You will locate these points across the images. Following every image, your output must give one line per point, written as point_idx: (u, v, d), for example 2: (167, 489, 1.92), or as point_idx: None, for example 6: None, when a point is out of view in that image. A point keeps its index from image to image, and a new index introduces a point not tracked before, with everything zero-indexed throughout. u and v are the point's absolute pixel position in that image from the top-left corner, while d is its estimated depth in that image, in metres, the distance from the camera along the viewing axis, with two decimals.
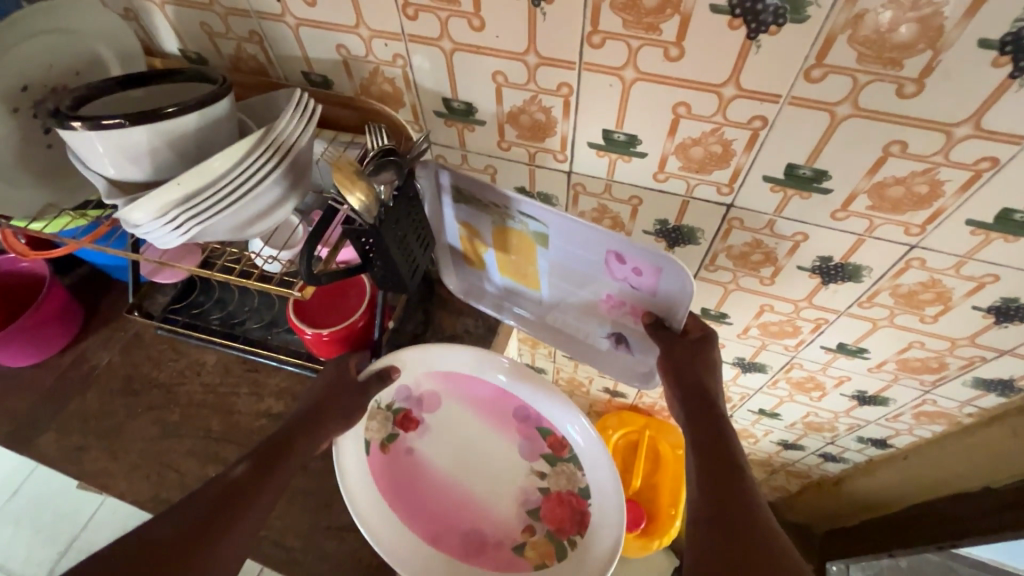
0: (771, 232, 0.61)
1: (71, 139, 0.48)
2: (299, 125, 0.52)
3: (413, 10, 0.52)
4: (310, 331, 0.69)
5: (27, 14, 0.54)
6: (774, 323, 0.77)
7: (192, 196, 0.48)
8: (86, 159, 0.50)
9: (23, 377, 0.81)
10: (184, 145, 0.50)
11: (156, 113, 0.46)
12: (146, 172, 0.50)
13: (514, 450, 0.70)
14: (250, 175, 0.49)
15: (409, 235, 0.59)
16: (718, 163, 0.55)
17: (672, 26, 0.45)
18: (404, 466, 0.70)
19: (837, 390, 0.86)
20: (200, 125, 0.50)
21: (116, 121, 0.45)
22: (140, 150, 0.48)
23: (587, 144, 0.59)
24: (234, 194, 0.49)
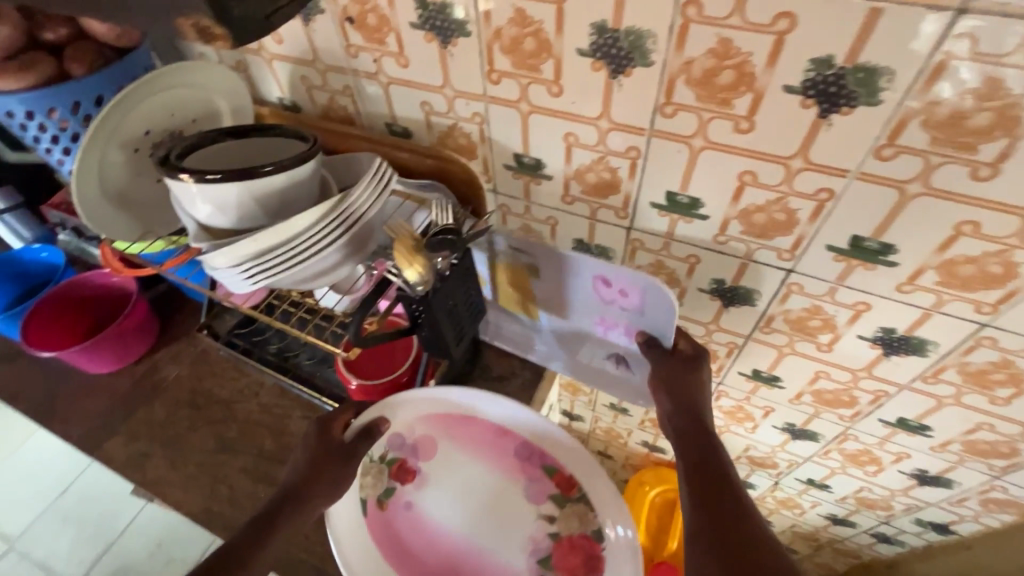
0: (831, 300, 0.61)
1: (175, 186, 0.54)
2: (374, 193, 0.56)
3: (497, 75, 0.57)
4: (355, 381, 0.70)
5: (166, 71, 0.62)
6: (829, 390, 0.74)
7: (264, 252, 0.52)
8: (183, 203, 0.55)
9: (101, 383, 0.87)
10: (269, 201, 0.54)
11: (250, 172, 0.51)
12: (232, 222, 0.55)
13: (518, 491, 0.69)
14: (321, 238, 0.52)
15: (459, 302, 0.61)
16: (781, 230, 0.56)
17: (744, 102, 0.47)
18: (400, 524, 0.68)
19: (895, 467, 0.82)
20: (287, 184, 0.54)
21: (217, 177, 0.50)
22: (230, 203, 0.53)
23: (649, 204, 0.61)
24: (304, 251, 0.52)
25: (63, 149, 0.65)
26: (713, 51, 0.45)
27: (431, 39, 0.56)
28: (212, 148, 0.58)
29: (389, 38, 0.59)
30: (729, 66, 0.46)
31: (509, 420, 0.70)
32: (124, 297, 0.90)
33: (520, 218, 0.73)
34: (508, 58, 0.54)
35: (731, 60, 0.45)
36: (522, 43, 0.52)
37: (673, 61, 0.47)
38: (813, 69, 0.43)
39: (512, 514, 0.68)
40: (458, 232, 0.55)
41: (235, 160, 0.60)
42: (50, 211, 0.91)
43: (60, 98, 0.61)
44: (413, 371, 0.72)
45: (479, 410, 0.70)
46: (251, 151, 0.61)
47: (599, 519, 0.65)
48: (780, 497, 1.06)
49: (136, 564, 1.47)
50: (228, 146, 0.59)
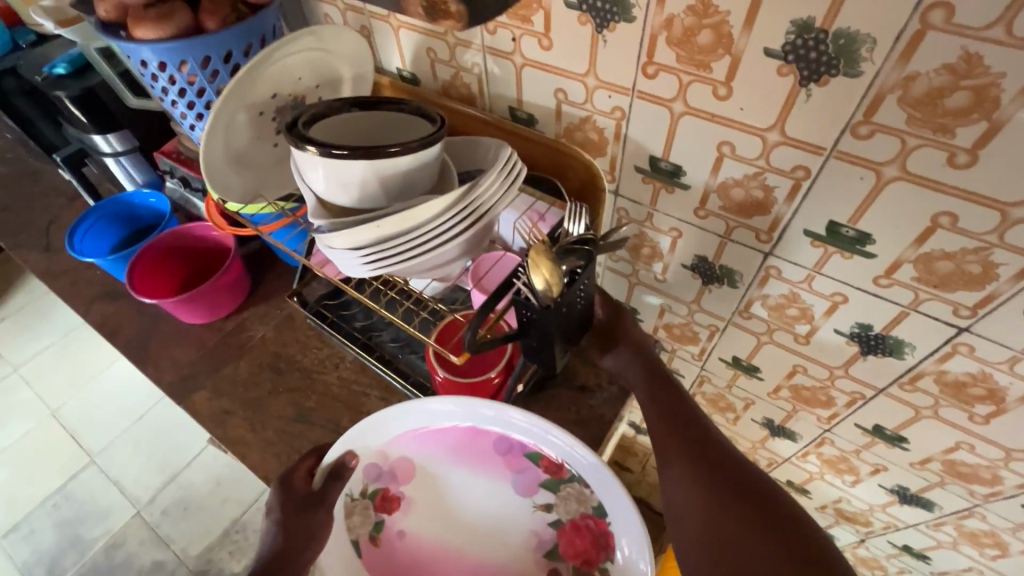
0: (1008, 370, 0.52)
1: (299, 156, 0.51)
2: (503, 185, 0.51)
3: (654, 69, 0.50)
4: (443, 373, 0.67)
5: (299, 34, 0.59)
6: (967, 464, 0.64)
7: (386, 238, 0.49)
8: (304, 173, 0.52)
9: (191, 333, 0.89)
10: (393, 182, 0.51)
11: (381, 151, 0.47)
12: (352, 200, 0.52)
13: (507, 486, 0.61)
14: (444, 229, 0.49)
15: (573, 313, 0.56)
16: (969, 284, 0.48)
17: (972, 132, 0.39)
18: (400, 558, 0.59)
19: (1023, 556, 0.72)
20: (412, 167, 0.50)
21: (347, 153, 0.47)
22: (354, 180, 0.50)
23: (801, 231, 0.54)
24: (421, 243, 0.49)
25: (188, 103, 0.65)
26: (950, 67, 0.37)
27: (585, 21, 0.51)
28: (337, 117, 0.55)
29: (536, 17, 0.54)
30: (965, 87, 0.38)
31: (475, 414, 0.61)
32: (223, 251, 0.92)
33: (636, 225, 0.67)
34: (674, 51, 0.48)
35: (972, 79, 0.37)
36: (696, 36, 0.46)
37: (890, 73, 0.39)
38: None
39: (507, 503, 0.60)
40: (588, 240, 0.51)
41: (358, 134, 0.57)
42: (160, 159, 0.93)
43: (192, 52, 0.60)
44: (504, 375, 0.68)
45: (446, 414, 0.61)
46: (373, 124, 0.58)
47: (597, 496, 0.57)
48: (861, 555, 0.97)
49: (198, 496, 1.56)
50: (353, 117, 0.56)
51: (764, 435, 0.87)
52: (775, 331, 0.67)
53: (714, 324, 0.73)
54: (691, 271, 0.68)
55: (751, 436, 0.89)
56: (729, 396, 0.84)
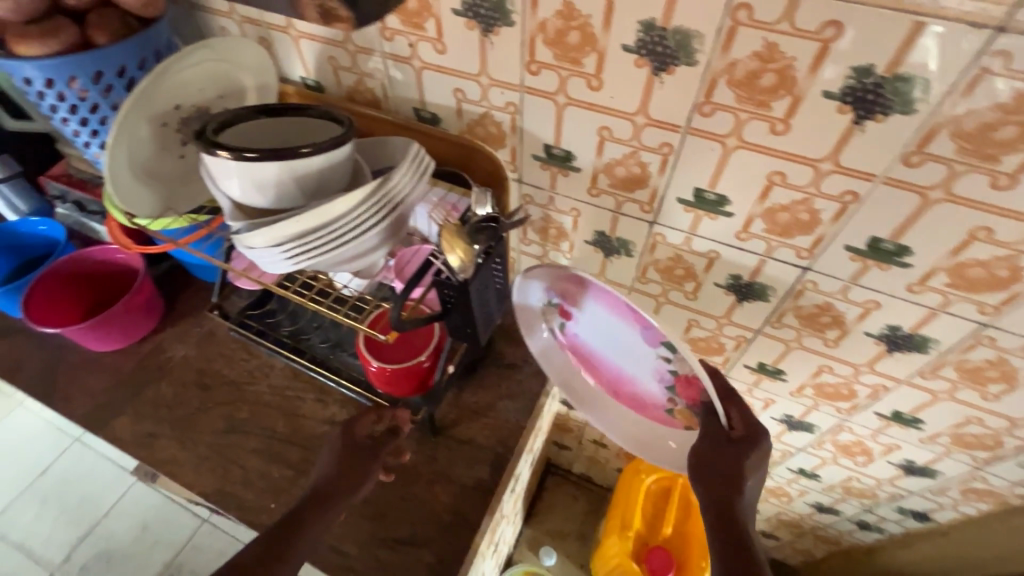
0: (843, 298, 0.64)
1: (210, 162, 0.52)
2: (415, 180, 0.56)
3: (537, 67, 0.57)
4: (375, 364, 0.70)
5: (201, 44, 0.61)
6: (830, 384, 0.77)
7: (307, 233, 0.52)
8: (218, 180, 0.54)
9: (102, 361, 0.85)
10: (307, 182, 0.54)
11: (295, 152, 0.50)
12: (268, 201, 0.54)
13: (639, 339, 0.64)
14: (363, 220, 0.53)
15: (490, 293, 0.61)
16: (803, 229, 0.59)
17: (782, 105, 0.49)
18: (579, 347, 0.75)
19: (884, 458, 0.86)
20: (325, 165, 0.53)
21: (261, 155, 0.50)
22: (269, 182, 0.52)
23: (675, 200, 0.63)
24: (342, 234, 0.52)
25: (81, 120, 0.64)
26: (758, 54, 0.47)
27: (472, 26, 0.57)
28: (246, 125, 0.57)
29: (428, 24, 0.59)
30: (771, 69, 0.47)
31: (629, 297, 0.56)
32: (129, 273, 0.88)
33: (542, 209, 0.74)
34: (550, 50, 0.55)
35: (775, 63, 0.47)
36: (567, 36, 0.53)
37: (717, 61, 0.49)
38: (854, 77, 0.45)
39: (638, 348, 0.65)
40: (497, 220, 0.57)
41: (268, 140, 0.60)
42: (48, 183, 0.88)
43: (82, 67, 0.60)
44: (435, 359, 0.72)
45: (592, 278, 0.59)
46: (281, 129, 0.60)
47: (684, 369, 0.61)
48: (769, 486, 1.11)
49: (120, 547, 1.45)
50: (262, 123, 0.59)
51: None
52: (669, 292, 0.77)
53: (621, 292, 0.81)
54: (593, 245, 0.76)
55: None
56: None
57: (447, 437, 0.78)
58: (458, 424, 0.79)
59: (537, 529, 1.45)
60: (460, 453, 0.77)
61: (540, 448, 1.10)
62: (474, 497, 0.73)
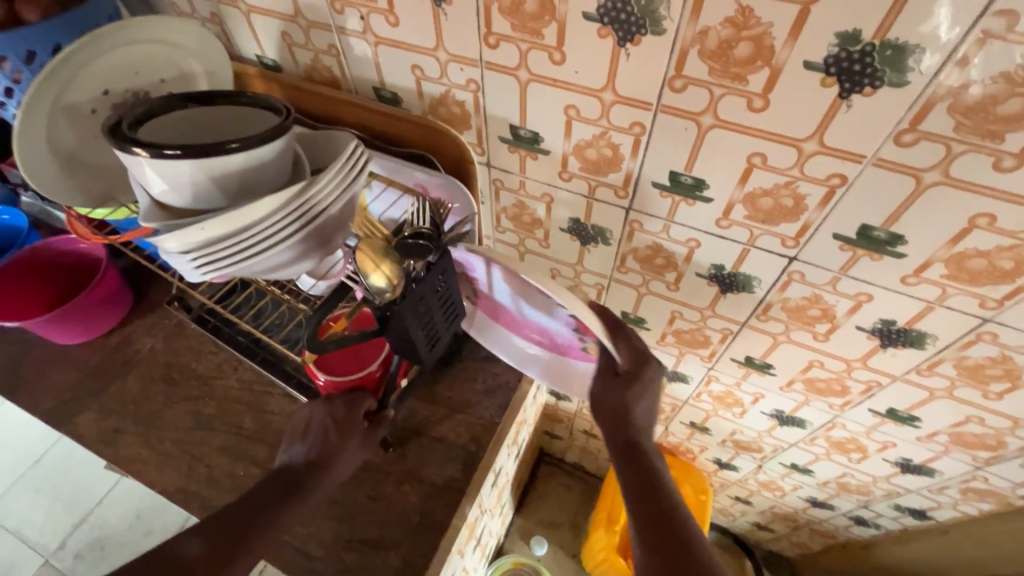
0: (832, 290, 0.59)
1: (128, 160, 0.48)
2: (348, 179, 0.53)
3: (495, 39, 0.52)
4: (323, 377, 0.70)
5: (131, 24, 0.57)
6: (821, 380, 0.73)
7: (235, 236, 0.48)
8: (138, 179, 0.50)
9: (69, 355, 0.84)
10: (236, 182, 0.50)
11: (212, 149, 0.46)
12: (188, 201, 0.50)
13: (545, 300, 0.61)
14: (297, 222, 0.50)
15: (433, 308, 0.59)
16: (787, 216, 0.54)
17: (759, 78, 0.44)
18: (499, 312, 0.71)
19: (879, 455, 0.82)
20: (255, 163, 0.50)
21: (175, 152, 0.46)
22: (192, 182, 0.48)
23: (651, 184, 0.58)
24: (274, 236, 0.49)
25: (18, 103, 0.60)
26: (731, 21, 0.42)
27: None
28: (174, 114, 0.54)
29: None
30: (746, 38, 0.42)
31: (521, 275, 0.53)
32: (95, 262, 0.86)
33: (513, 194, 0.70)
34: (507, 20, 0.50)
35: (750, 31, 0.42)
36: (523, 4, 0.48)
37: (687, 29, 0.44)
38: (838, 45, 0.40)
39: (545, 305, 0.62)
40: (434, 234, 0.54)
41: (204, 131, 0.56)
42: (10, 171, 0.85)
43: (11, 47, 0.56)
44: (385, 367, 0.73)
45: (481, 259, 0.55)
46: (216, 120, 0.56)
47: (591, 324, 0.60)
48: (762, 479, 1.08)
49: (115, 534, 1.46)
50: (193, 112, 0.55)
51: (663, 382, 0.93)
52: (650, 282, 0.72)
53: (599, 282, 0.77)
54: (569, 233, 0.71)
55: None
56: None
57: (418, 434, 0.75)
58: (429, 420, 0.76)
59: (529, 518, 1.44)
60: (431, 451, 0.74)
61: (525, 439, 1.08)
62: (443, 497, 0.71)
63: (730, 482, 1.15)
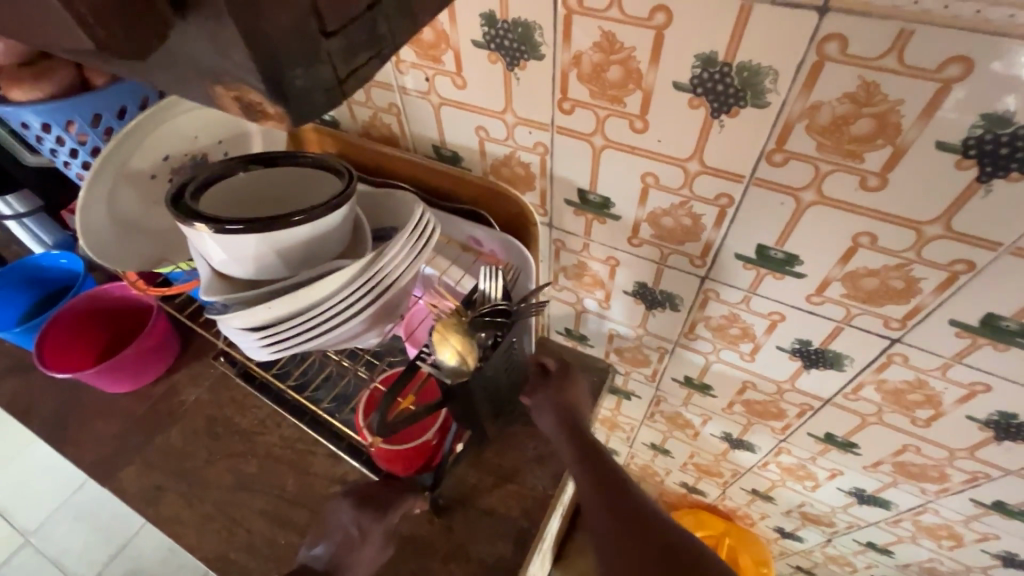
0: (942, 376, 0.52)
1: (190, 232, 0.46)
2: (411, 243, 0.51)
3: (570, 105, 0.49)
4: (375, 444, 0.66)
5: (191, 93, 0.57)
6: (915, 465, 0.65)
7: (310, 306, 0.47)
8: (199, 250, 0.48)
9: (116, 404, 0.83)
10: (299, 251, 0.48)
11: (274, 223, 0.44)
12: (250, 273, 0.48)
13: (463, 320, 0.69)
14: (366, 292, 0.49)
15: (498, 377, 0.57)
16: (894, 298, 0.48)
17: (879, 157, 0.39)
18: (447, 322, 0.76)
19: (978, 546, 0.73)
20: (318, 232, 0.47)
21: (235, 227, 0.43)
22: (255, 255, 0.46)
23: (733, 255, 0.53)
24: (346, 304, 0.48)
25: (82, 163, 0.60)
26: (850, 96, 0.37)
27: (496, 59, 0.49)
28: (232, 178, 0.52)
29: (446, 56, 0.52)
30: (867, 114, 0.38)
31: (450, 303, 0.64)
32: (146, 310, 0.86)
33: (575, 255, 0.66)
34: (586, 87, 0.47)
35: (873, 107, 0.37)
36: (606, 72, 0.45)
37: (796, 104, 0.39)
38: (982, 126, 0.35)
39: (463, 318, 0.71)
40: (508, 314, 0.54)
41: (262, 193, 0.54)
42: (69, 217, 0.86)
43: (79, 110, 0.56)
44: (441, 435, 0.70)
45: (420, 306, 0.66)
46: (276, 181, 0.54)
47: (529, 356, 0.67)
48: (830, 553, 0.99)
49: (149, 567, 1.45)
50: (251, 175, 0.52)
51: (724, 447, 0.87)
52: (721, 351, 0.67)
53: (663, 346, 0.72)
54: (633, 296, 0.67)
55: (712, 449, 0.89)
56: (686, 413, 0.84)
57: (466, 505, 0.71)
58: (479, 490, 0.71)
59: (567, 573, 1.37)
60: (480, 525, 0.69)
61: None
62: None
63: (791, 551, 1.06)
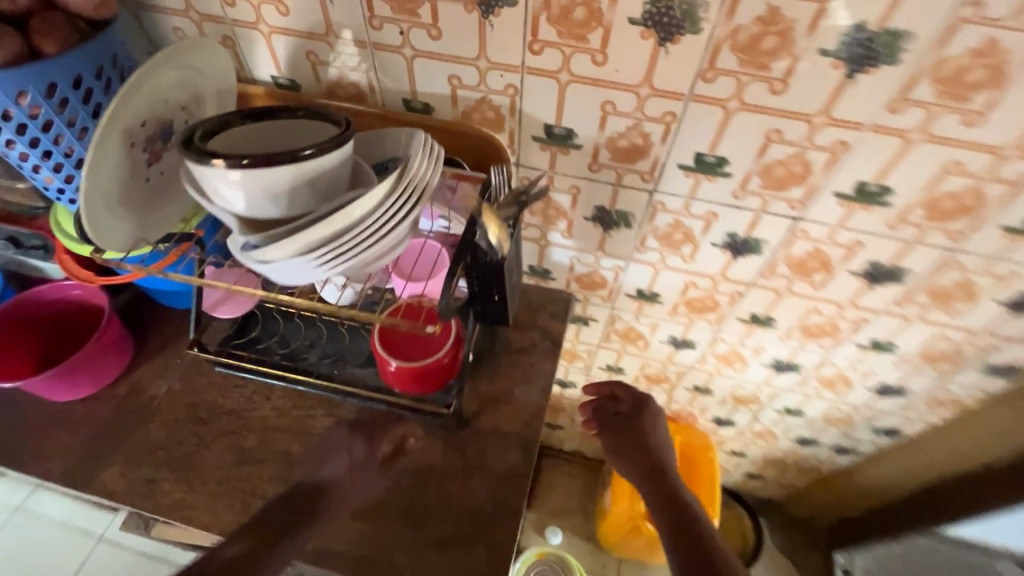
0: (831, 241, 0.70)
1: (207, 176, 0.49)
2: (427, 162, 0.55)
3: (539, 46, 0.57)
4: (395, 362, 0.70)
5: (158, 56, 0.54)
6: (816, 324, 0.84)
7: (353, 226, 0.51)
8: (221, 195, 0.50)
9: (73, 412, 0.77)
10: (320, 183, 0.52)
11: (301, 153, 0.48)
12: (277, 210, 0.52)
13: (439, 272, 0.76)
14: (400, 208, 0.53)
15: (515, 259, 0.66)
16: (796, 181, 0.63)
17: (782, 65, 0.53)
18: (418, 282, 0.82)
19: (861, 384, 0.95)
20: (336, 162, 0.52)
21: (260, 162, 0.47)
22: (279, 189, 0.50)
23: (677, 166, 0.66)
24: (386, 220, 0.53)
25: (32, 140, 0.57)
26: (760, 19, 0.50)
27: (472, 9, 0.56)
28: (231, 131, 0.54)
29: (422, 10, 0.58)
30: (773, 32, 0.51)
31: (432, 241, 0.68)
32: (89, 311, 0.81)
33: (540, 191, 0.75)
34: (554, 28, 0.55)
35: (776, 26, 0.50)
36: (572, 13, 0.54)
37: (722, 28, 0.52)
38: (848, 34, 0.50)
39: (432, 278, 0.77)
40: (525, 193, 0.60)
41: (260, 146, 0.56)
42: None
43: (32, 80, 0.53)
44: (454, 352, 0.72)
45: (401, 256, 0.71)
46: (273, 133, 0.56)
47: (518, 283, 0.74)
48: (756, 429, 1.20)
49: None
50: (249, 129, 0.55)
51: (670, 351, 1.02)
52: (667, 257, 0.80)
53: (618, 264, 0.84)
54: (592, 221, 0.78)
55: (660, 357, 1.05)
56: (638, 326, 0.98)
57: (472, 430, 0.77)
58: (481, 416, 0.79)
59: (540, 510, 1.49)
60: (489, 444, 0.76)
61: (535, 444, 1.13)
62: (511, 484, 0.73)
63: (726, 437, 1.27)
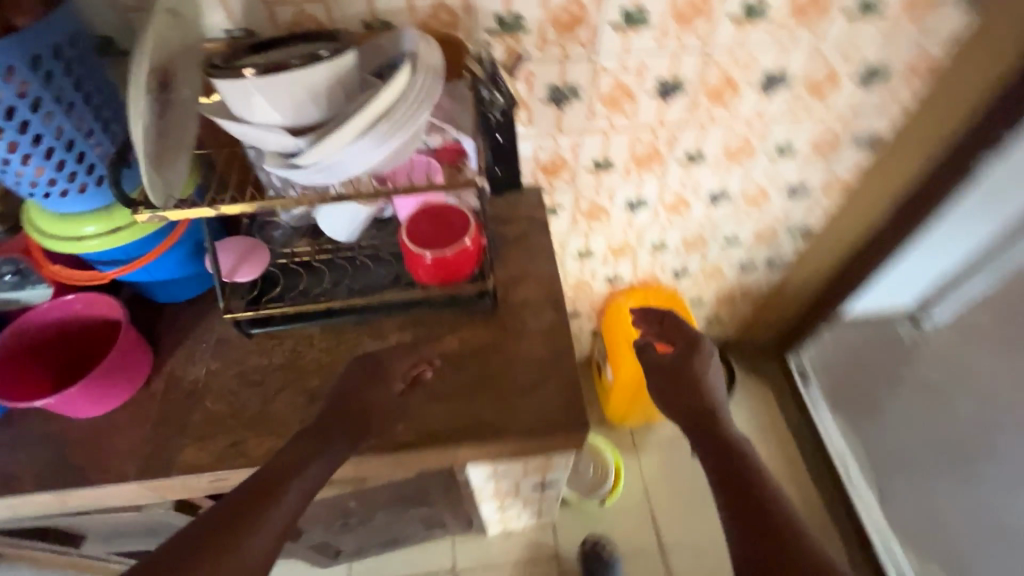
0: (733, 61, 0.87)
1: (238, 92, 0.54)
2: (430, 51, 0.63)
3: None
4: (429, 254, 0.76)
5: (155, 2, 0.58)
6: (734, 144, 1.03)
7: (392, 108, 0.58)
8: (259, 110, 0.56)
9: (119, 419, 0.75)
10: (345, 82, 0.58)
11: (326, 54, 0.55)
12: (314, 113, 0.58)
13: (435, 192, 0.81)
14: (426, 88, 0.60)
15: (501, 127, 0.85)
16: (699, 12, 0.80)
17: None
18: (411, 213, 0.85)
19: (777, 193, 1.18)
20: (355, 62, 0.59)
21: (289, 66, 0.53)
22: (315, 89, 0.56)
23: (609, 25, 0.79)
24: (418, 99, 0.59)
25: (24, 122, 0.56)
26: None
27: None
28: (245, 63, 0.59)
29: None
30: None
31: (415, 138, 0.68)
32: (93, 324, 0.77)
33: None
34: None
35: None
36: None
37: None
38: None
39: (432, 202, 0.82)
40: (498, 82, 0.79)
41: None
42: None
43: (18, 51, 0.53)
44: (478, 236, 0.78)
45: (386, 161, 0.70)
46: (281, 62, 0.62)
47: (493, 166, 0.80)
48: (708, 271, 1.41)
49: None
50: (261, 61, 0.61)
51: (628, 216, 1.18)
52: (613, 118, 0.94)
53: (574, 140, 0.97)
54: (548, 102, 0.89)
55: (621, 225, 1.20)
56: (599, 199, 1.12)
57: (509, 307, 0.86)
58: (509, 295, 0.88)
59: None
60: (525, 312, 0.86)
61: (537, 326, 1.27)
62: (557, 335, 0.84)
63: (686, 289, 1.47)
